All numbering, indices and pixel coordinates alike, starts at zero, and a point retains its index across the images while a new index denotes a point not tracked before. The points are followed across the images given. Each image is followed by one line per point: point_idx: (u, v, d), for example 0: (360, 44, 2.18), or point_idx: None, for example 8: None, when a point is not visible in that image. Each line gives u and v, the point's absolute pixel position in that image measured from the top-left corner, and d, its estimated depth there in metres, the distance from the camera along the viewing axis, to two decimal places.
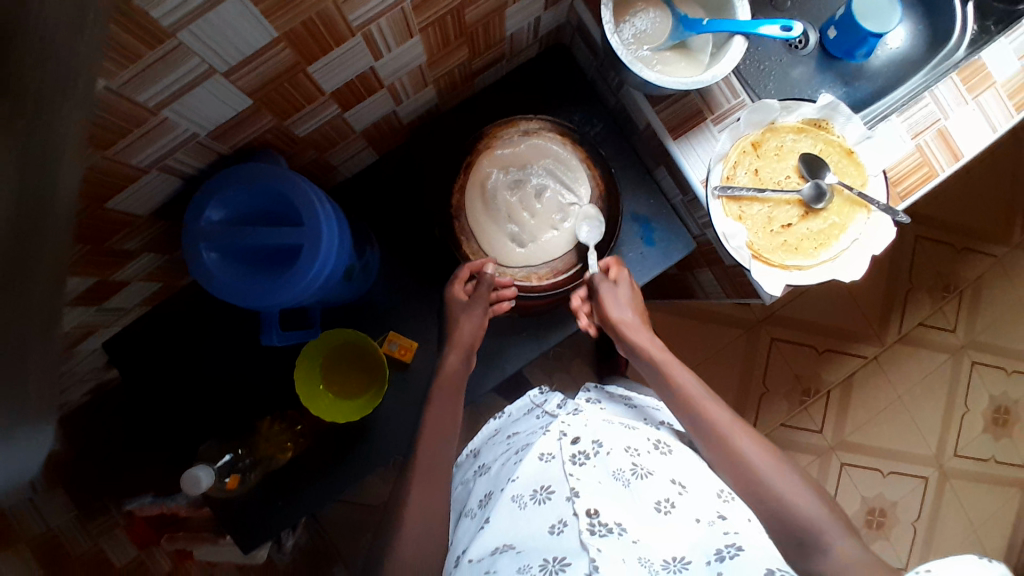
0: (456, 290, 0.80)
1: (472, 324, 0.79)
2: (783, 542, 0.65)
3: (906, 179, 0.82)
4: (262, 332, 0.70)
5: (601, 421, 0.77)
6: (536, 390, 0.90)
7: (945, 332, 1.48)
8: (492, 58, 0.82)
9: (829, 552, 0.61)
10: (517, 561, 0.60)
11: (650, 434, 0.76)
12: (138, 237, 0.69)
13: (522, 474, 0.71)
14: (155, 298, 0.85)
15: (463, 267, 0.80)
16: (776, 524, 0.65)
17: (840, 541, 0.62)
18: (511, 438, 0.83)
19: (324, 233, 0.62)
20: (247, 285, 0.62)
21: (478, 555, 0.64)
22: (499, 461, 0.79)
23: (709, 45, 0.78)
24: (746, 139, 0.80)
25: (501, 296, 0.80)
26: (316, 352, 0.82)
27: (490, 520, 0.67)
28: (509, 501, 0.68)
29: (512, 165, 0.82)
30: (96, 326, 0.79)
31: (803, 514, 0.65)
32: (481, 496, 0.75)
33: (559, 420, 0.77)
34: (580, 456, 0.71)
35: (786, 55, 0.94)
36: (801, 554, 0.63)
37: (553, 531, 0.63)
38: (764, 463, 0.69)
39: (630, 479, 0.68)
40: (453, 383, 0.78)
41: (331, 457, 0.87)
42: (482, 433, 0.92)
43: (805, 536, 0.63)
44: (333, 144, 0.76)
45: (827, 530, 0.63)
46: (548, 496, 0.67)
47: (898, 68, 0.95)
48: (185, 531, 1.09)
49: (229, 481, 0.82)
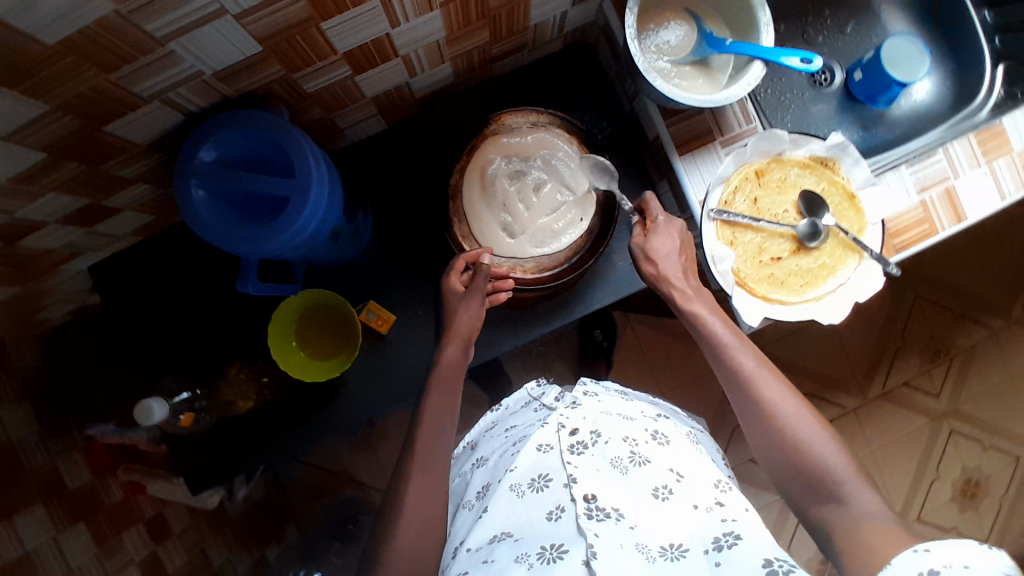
0: (453, 280, 0.78)
1: (470, 314, 0.77)
2: (800, 489, 0.63)
3: (905, 232, 0.83)
4: (238, 279, 0.70)
5: (599, 413, 0.77)
6: (535, 384, 0.92)
7: (929, 395, 1.48)
8: (515, 46, 0.82)
9: (845, 503, 0.59)
10: (516, 550, 0.62)
11: (648, 425, 0.77)
12: (135, 165, 0.70)
13: (520, 464, 0.72)
14: (145, 229, 0.85)
15: (460, 258, 0.78)
16: (791, 472, 0.64)
17: (860, 491, 0.59)
18: (510, 430, 0.84)
19: (313, 190, 0.63)
20: (254, 234, 0.62)
21: (476, 544, 0.66)
22: (497, 452, 0.80)
23: (729, 66, 0.78)
24: (751, 166, 0.80)
25: (499, 287, 0.79)
26: (286, 314, 0.82)
27: (489, 509, 0.68)
28: (507, 490, 0.70)
29: (516, 155, 0.82)
30: (81, 246, 0.81)
31: (826, 461, 0.62)
32: (479, 488, 0.76)
33: (558, 412, 0.77)
34: (578, 445, 0.72)
35: (809, 91, 0.95)
36: (815, 500, 0.62)
37: (551, 516, 0.66)
38: (792, 411, 0.65)
39: (628, 466, 0.70)
40: (450, 376, 0.75)
41: (293, 416, 0.88)
42: (480, 425, 0.93)
43: (823, 484, 0.61)
44: (341, 105, 0.76)
45: (845, 478, 0.60)
46: (547, 484, 0.69)
47: (921, 119, 0.95)
48: (142, 463, 1.09)
49: (183, 419, 0.83)
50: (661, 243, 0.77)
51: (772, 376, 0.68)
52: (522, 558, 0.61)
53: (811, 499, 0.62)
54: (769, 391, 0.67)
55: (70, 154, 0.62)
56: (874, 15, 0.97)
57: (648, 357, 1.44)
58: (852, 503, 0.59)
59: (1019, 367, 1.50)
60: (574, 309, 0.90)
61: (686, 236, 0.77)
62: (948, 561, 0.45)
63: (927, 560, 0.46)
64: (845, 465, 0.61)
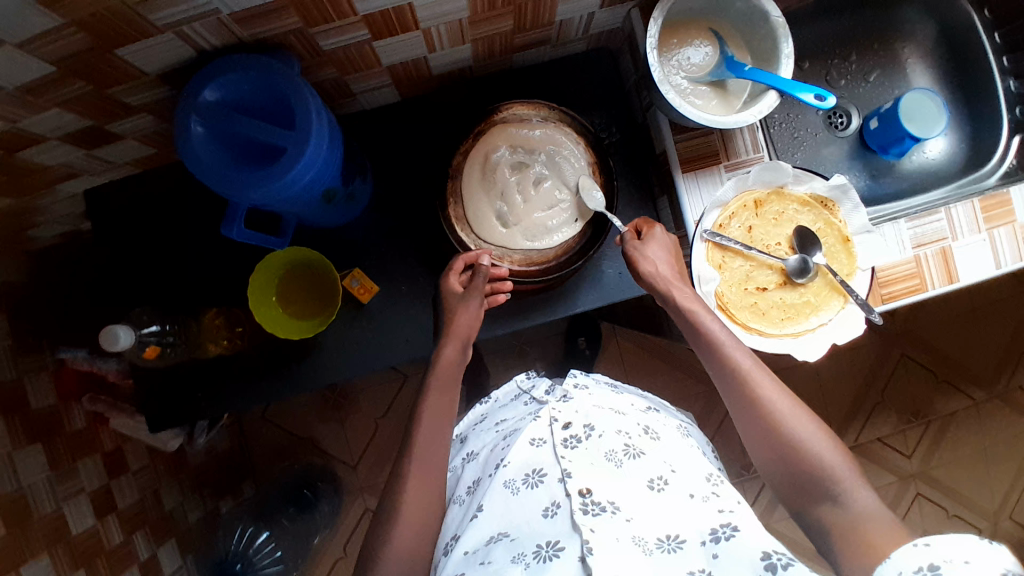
0: (452, 281, 0.80)
1: (469, 315, 0.78)
2: (793, 490, 0.64)
3: (894, 284, 0.83)
4: (224, 223, 0.70)
5: (591, 406, 0.78)
6: (525, 376, 0.94)
7: (901, 455, 1.48)
8: (538, 40, 0.82)
9: (841, 502, 0.61)
10: (512, 550, 0.63)
11: (639, 420, 0.78)
12: (142, 94, 0.70)
13: (513, 459, 0.72)
14: (144, 161, 0.86)
15: (459, 258, 0.80)
16: (789, 474, 0.64)
17: (854, 491, 0.60)
18: (500, 424, 0.85)
19: (311, 142, 0.63)
20: (257, 176, 0.63)
21: (473, 546, 0.65)
22: (488, 447, 0.81)
23: (745, 93, 0.78)
24: (751, 194, 0.80)
25: (497, 289, 0.81)
26: (273, 263, 0.83)
27: (484, 508, 0.68)
28: (501, 487, 0.69)
29: (522, 146, 0.82)
30: (79, 167, 0.81)
31: (823, 461, 0.62)
32: (470, 483, 0.78)
33: (550, 406, 0.78)
34: (572, 439, 0.73)
35: (823, 131, 0.95)
36: (811, 501, 0.63)
37: (547, 513, 0.66)
38: (789, 410, 0.65)
39: (623, 459, 0.70)
40: (440, 384, 0.76)
41: (261, 369, 0.88)
42: (469, 419, 0.94)
43: (819, 484, 0.62)
44: (357, 69, 0.76)
45: (842, 479, 0.61)
46: (541, 480, 0.69)
47: (929, 176, 0.95)
48: (110, 395, 1.08)
49: (148, 351, 0.81)
50: (657, 254, 0.77)
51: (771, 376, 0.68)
52: (519, 557, 0.62)
53: (806, 498, 0.63)
54: (764, 389, 0.67)
55: (80, 73, 0.62)
56: (898, 68, 0.97)
57: (628, 372, 1.44)
58: (848, 503, 0.60)
59: (994, 441, 1.50)
60: (555, 307, 0.90)
61: (678, 250, 0.78)
62: (948, 556, 0.47)
63: (927, 555, 0.48)
64: (844, 466, 0.62)
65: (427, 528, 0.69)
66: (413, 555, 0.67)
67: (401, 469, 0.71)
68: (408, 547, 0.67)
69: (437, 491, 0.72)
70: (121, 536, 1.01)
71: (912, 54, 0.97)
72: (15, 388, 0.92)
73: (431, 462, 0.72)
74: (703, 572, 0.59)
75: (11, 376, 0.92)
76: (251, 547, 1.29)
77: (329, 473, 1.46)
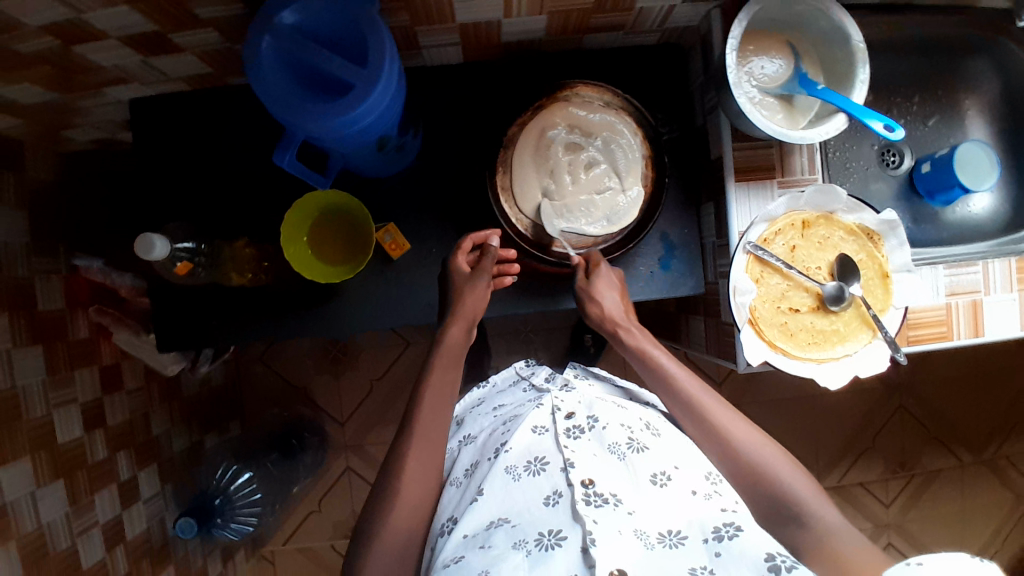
0: (460, 260, 0.80)
1: (478, 296, 0.78)
2: (763, 513, 0.68)
3: (923, 328, 0.85)
4: (278, 149, 0.68)
5: (593, 398, 0.77)
6: (524, 364, 0.94)
7: (879, 503, 1.49)
8: (612, 24, 0.81)
9: (805, 523, 0.65)
10: (514, 536, 0.62)
11: (641, 415, 0.77)
12: (212, 8, 0.68)
13: (515, 445, 0.70)
14: (196, 79, 0.84)
15: (467, 238, 0.81)
16: (755, 494, 0.68)
17: (821, 512, 0.65)
18: (499, 408, 0.84)
19: (380, 82, 0.61)
20: (322, 111, 0.62)
21: (472, 529, 0.64)
22: (487, 431, 0.79)
23: (812, 112, 0.78)
24: (800, 214, 0.80)
25: (504, 271, 0.83)
26: (307, 207, 0.81)
27: (483, 493, 0.66)
28: (502, 472, 0.68)
29: (580, 128, 0.81)
30: (132, 73, 0.80)
31: (786, 486, 0.67)
32: (468, 466, 0.76)
33: (553, 395, 0.78)
34: (574, 430, 0.73)
35: (874, 166, 0.94)
36: (778, 525, 0.67)
37: (548, 501, 0.65)
38: (752, 438, 0.70)
39: (626, 453, 0.70)
40: (454, 355, 0.76)
41: (277, 308, 0.87)
42: (466, 401, 0.93)
43: (784, 508, 0.67)
44: (429, 21, 0.74)
45: (807, 501, 0.66)
46: (543, 468, 0.68)
47: (971, 230, 0.94)
48: (117, 310, 1.04)
49: (180, 266, 0.78)
50: (612, 302, 0.80)
51: (737, 417, 0.73)
52: (520, 544, 0.61)
53: (770, 521, 0.68)
54: (717, 416, 0.72)
55: None
56: (959, 117, 0.96)
57: (628, 374, 1.44)
58: (813, 522, 0.64)
59: (971, 507, 1.51)
60: None
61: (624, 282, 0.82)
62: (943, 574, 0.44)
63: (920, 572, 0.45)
64: (805, 487, 0.67)
65: (420, 490, 0.69)
66: (402, 513, 0.67)
67: (407, 425, 0.71)
68: (400, 502, 0.67)
69: (438, 454, 0.72)
70: (105, 453, 1.01)
71: (975, 105, 0.96)
72: (25, 286, 0.91)
73: (436, 424, 0.72)
74: (705, 568, 0.58)
75: (22, 274, 0.91)
76: (232, 486, 1.24)
77: (316, 426, 1.46)
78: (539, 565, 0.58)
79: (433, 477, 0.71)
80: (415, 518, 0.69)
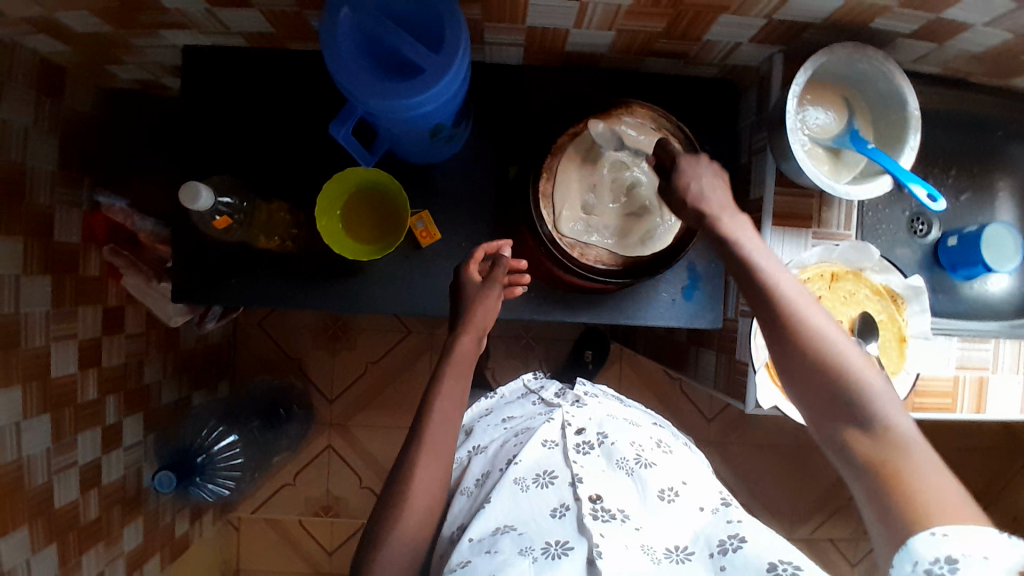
0: (470, 270, 0.80)
1: (489, 305, 0.77)
2: (823, 409, 0.56)
3: (930, 396, 0.86)
4: (335, 121, 0.69)
5: (605, 415, 0.79)
6: (533, 376, 0.94)
7: (844, 560, 1.50)
8: (676, 51, 0.82)
9: (870, 430, 0.53)
10: (521, 543, 0.61)
11: (652, 432, 0.78)
12: None
13: (524, 458, 0.71)
14: (255, 38, 0.84)
15: (479, 248, 0.81)
16: (816, 390, 0.56)
17: (890, 418, 0.53)
18: (507, 421, 0.84)
19: (450, 72, 0.62)
20: (389, 91, 0.62)
21: (479, 534, 0.63)
22: (498, 442, 0.79)
23: (858, 168, 0.79)
24: (830, 266, 0.81)
25: (516, 281, 0.83)
26: (345, 180, 0.80)
27: (490, 501, 0.66)
28: (510, 483, 0.68)
29: (628, 148, 0.81)
30: (194, 24, 0.80)
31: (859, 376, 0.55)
32: (478, 476, 0.76)
33: (564, 410, 0.78)
34: (584, 445, 0.73)
35: (903, 232, 0.95)
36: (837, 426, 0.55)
37: (555, 513, 0.65)
38: (827, 324, 0.58)
39: (634, 468, 0.70)
40: (468, 355, 0.75)
41: (299, 276, 0.87)
42: (472, 408, 0.93)
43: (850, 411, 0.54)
44: (500, 19, 0.74)
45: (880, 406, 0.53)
46: (552, 481, 0.68)
47: (986, 307, 0.96)
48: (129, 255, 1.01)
49: (218, 220, 0.78)
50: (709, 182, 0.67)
51: (812, 299, 0.60)
52: (526, 551, 0.60)
53: (828, 417, 0.56)
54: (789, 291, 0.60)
55: None
56: (991, 197, 0.98)
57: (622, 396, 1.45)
58: (881, 432, 0.52)
59: None
60: (603, 312, 0.89)
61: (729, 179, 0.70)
62: (967, 550, 0.45)
63: (947, 545, 0.45)
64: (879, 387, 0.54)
65: (423, 482, 0.68)
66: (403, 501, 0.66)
67: (417, 413, 0.71)
68: (402, 489, 0.67)
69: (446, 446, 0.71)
70: (95, 394, 0.99)
71: (1007, 186, 0.98)
72: (45, 215, 0.89)
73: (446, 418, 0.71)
74: None
75: (43, 203, 0.89)
76: (216, 447, 1.24)
77: (305, 399, 1.45)
78: (545, 572, 0.58)
79: (437, 470, 0.69)
80: (414, 509, 0.67)
